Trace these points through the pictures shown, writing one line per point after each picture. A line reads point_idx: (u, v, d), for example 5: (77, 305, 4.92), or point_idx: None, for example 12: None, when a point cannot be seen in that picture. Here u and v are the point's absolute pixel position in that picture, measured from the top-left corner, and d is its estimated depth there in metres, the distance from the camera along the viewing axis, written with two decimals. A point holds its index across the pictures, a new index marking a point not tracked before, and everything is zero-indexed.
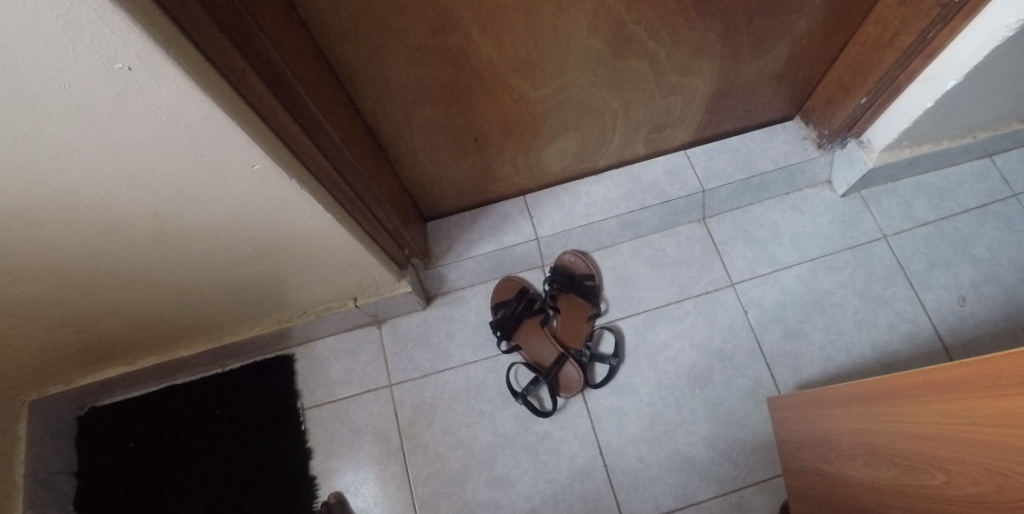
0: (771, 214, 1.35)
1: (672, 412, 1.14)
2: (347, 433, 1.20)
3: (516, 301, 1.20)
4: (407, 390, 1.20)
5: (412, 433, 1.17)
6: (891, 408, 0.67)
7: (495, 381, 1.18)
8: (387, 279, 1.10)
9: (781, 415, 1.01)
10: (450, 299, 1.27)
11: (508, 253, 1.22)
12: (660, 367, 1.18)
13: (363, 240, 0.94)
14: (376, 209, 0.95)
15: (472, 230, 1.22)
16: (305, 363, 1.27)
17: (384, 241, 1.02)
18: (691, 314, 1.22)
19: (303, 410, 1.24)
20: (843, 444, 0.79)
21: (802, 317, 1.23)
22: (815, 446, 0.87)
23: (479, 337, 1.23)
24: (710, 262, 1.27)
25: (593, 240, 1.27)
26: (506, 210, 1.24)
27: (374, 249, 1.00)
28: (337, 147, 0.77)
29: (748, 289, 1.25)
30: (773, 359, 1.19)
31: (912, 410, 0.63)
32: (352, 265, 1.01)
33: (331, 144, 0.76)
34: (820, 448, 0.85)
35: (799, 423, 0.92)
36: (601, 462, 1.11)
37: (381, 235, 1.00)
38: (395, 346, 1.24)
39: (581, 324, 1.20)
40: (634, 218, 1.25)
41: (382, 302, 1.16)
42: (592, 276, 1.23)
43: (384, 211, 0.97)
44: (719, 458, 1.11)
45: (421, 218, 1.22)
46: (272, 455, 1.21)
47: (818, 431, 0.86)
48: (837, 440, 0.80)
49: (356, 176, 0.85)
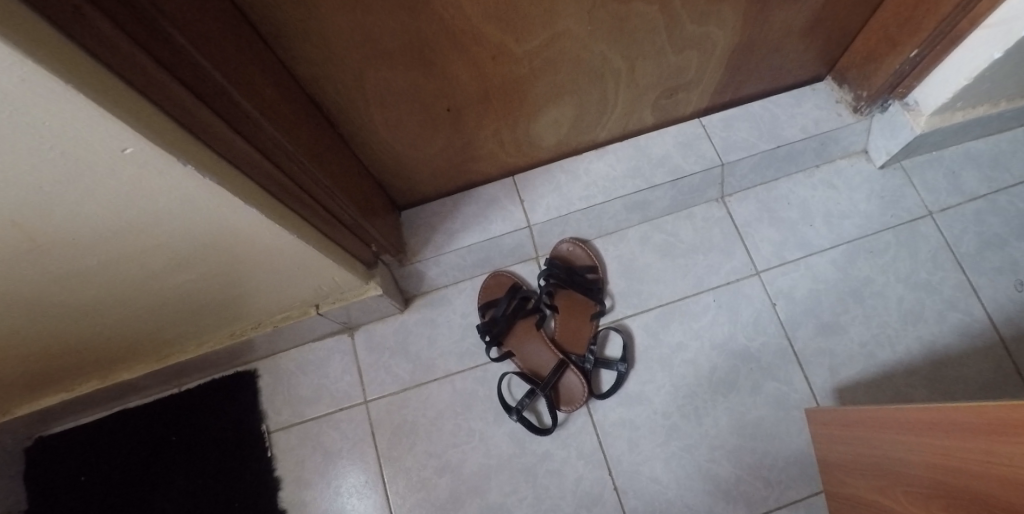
0: (799, 190, 1.17)
1: (691, 424, 0.98)
2: (319, 458, 1.05)
3: (507, 300, 1.04)
4: (385, 407, 1.05)
5: (393, 457, 1.02)
6: (977, 446, 0.51)
7: (485, 394, 1.03)
8: (350, 282, 0.93)
9: (823, 430, 0.84)
10: (432, 300, 1.10)
11: (495, 245, 1.05)
12: (676, 371, 1.01)
13: (308, 236, 0.78)
14: (322, 197, 0.78)
15: (453, 220, 1.05)
16: (271, 378, 1.12)
17: (339, 235, 0.86)
18: (710, 309, 1.05)
19: (270, 433, 1.08)
20: (907, 480, 0.63)
21: (839, 308, 1.07)
22: (870, 475, 0.71)
23: (466, 342, 1.06)
24: (731, 247, 1.10)
25: (595, 226, 1.09)
26: (493, 194, 1.07)
27: (327, 245, 0.84)
28: (256, 119, 0.60)
29: (776, 278, 1.08)
30: (808, 358, 1.02)
31: (1004, 451, 0.47)
32: (306, 268, 0.84)
33: (246, 116, 0.59)
34: (877, 478, 0.69)
35: (849, 445, 0.76)
36: (611, 485, 0.95)
37: (333, 227, 0.84)
38: (371, 357, 1.08)
39: (582, 324, 1.04)
40: (642, 199, 1.07)
41: (350, 308, 1.00)
42: (594, 269, 1.06)
43: (335, 199, 0.81)
44: (748, 476, 0.95)
45: (394, 207, 1.05)
46: (236, 487, 1.06)
47: (874, 458, 0.70)
48: (900, 472, 0.64)
49: (290, 157, 0.69)
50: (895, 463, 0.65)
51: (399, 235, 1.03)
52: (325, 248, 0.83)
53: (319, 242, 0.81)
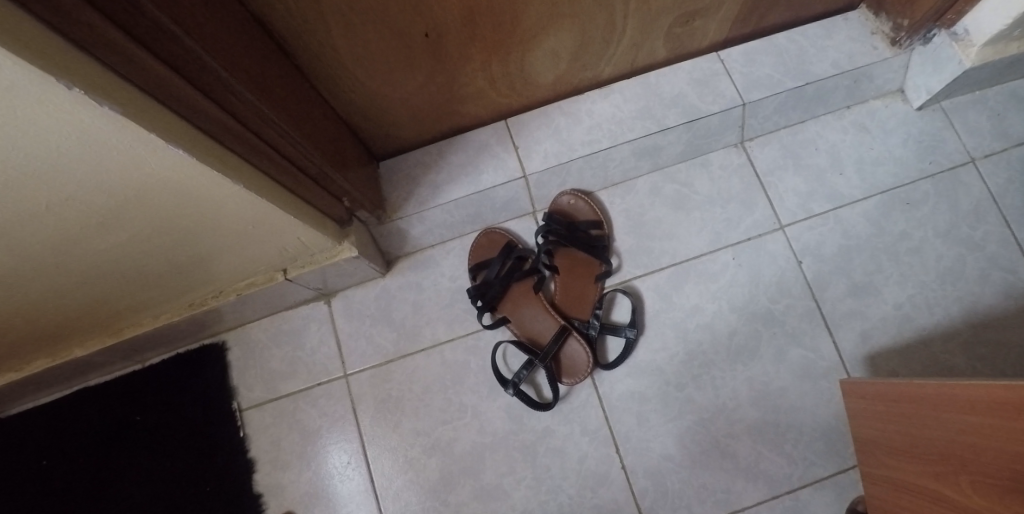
0: (828, 134, 1.04)
1: (707, 395, 0.88)
2: (297, 438, 0.95)
3: (500, 260, 0.92)
4: (367, 381, 0.94)
5: (378, 436, 0.92)
6: None
7: (478, 366, 0.92)
8: (318, 242, 0.81)
9: (861, 404, 0.74)
10: (417, 262, 0.98)
11: (486, 199, 0.93)
12: (690, 337, 0.91)
13: (260, 187, 0.65)
14: (272, 138, 0.64)
15: (438, 171, 0.92)
16: (241, 352, 1.01)
17: (299, 185, 0.73)
18: (729, 268, 0.94)
19: (242, 411, 0.99)
20: (966, 469, 0.53)
21: (871, 266, 0.96)
22: (921, 460, 0.61)
23: (456, 308, 0.95)
24: (752, 199, 0.98)
25: (599, 176, 0.97)
26: (483, 141, 0.94)
27: (284, 198, 0.71)
28: (183, 40, 0.46)
29: (802, 233, 0.96)
30: (836, 322, 0.92)
31: None
32: (262, 226, 0.72)
33: (168, 35, 0.45)
34: (930, 465, 0.59)
35: (896, 423, 0.66)
36: (619, 464, 0.86)
37: (295, 179, 0.71)
38: (351, 326, 0.97)
39: (586, 285, 0.92)
40: (653, 144, 0.94)
41: (322, 272, 0.88)
42: (599, 224, 0.94)
43: (293, 144, 0.68)
44: (769, 451, 0.86)
45: (368, 155, 0.92)
46: (208, 470, 0.97)
47: (926, 440, 0.60)
48: (961, 455, 0.54)
49: (232, 91, 0.55)
50: (959, 442, 0.54)
51: (377, 188, 0.91)
52: (281, 202, 0.70)
53: (272, 194, 0.68)
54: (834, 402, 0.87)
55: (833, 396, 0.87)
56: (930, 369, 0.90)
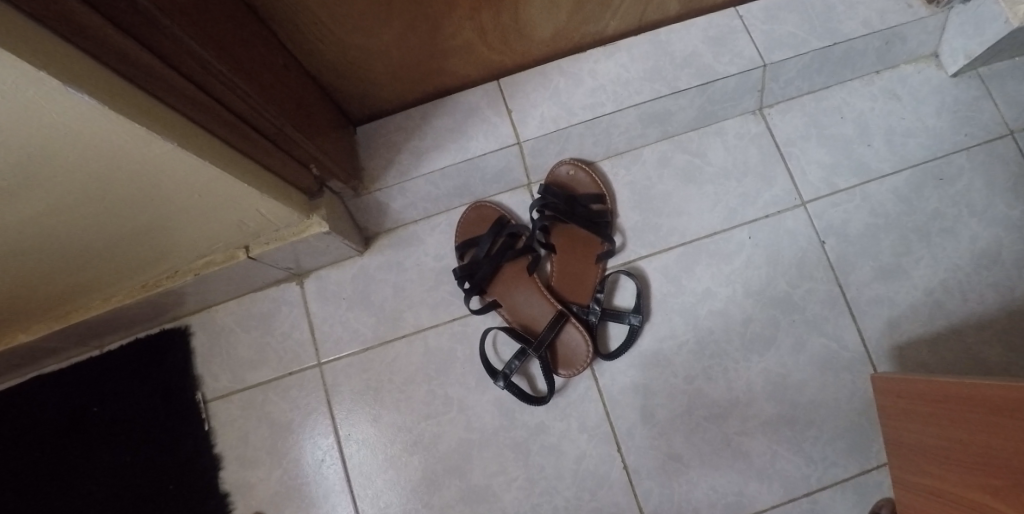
0: (856, 101, 0.93)
1: (718, 389, 0.80)
2: (267, 432, 0.87)
3: (490, 237, 0.83)
4: (342, 371, 0.86)
5: (355, 430, 0.84)
6: None
7: (465, 355, 0.83)
8: (282, 216, 0.71)
9: (899, 403, 0.66)
10: (399, 239, 0.89)
11: (475, 169, 0.83)
12: (701, 324, 0.82)
13: (203, 149, 0.55)
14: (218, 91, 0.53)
15: (422, 137, 0.82)
16: (207, 337, 0.92)
17: (255, 149, 0.62)
18: (745, 248, 0.85)
19: (208, 402, 0.90)
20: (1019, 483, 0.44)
21: (900, 248, 0.86)
22: (966, 471, 0.52)
23: (441, 291, 0.86)
24: (771, 172, 0.88)
25: (601, 145, 0.87)
26: (472, 104, 0.83)
27: (235, 163, 0.60)
28: None
29: (825, 211, 0.86)
30: (861, 308, 0.83)
31: None
32: (211, 196, 0.62)
33: None
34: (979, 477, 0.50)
35: (943, 427, 0.57)
36: (620, 464, 0.78)
37: (250, 141, 0.61)
38: (326, 309, 0.88)
39: (586, 266, 0.83)
40: (662, 109, 0.84)
41: (290, 250, 0.78)
42: (601, 199, 0.84)
43: (246, 100, 0.57)
44: (786, 451, 0.78)
45: (342, 117, 0.81)
46: (170, 467, 0.88)
47: (976, 448, 0.51)
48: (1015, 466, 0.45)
49: (162, 30, 0.44)
50: (1008, 453, 0.46)
51: (352, 155, 0.80)
52: (231, 167, 0.59)
53: (219, 157, 0.57)
54: (857, 397, 0.79)
55: (856, 390, 0.79)
56: (964, 364, 0.80)
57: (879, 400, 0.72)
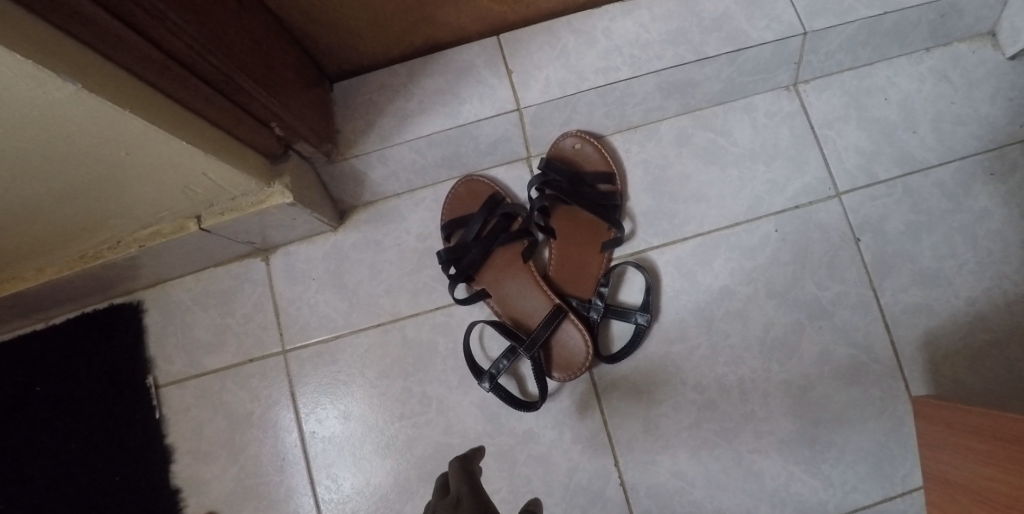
0: (901, 81, 0.80)
1: (729, 401, 0.71)
2: (224, 424, 0.78)
3: (482, 217, 0.72)
4: (309, 360, 0.76)
5: (322, 427, 0.75)
6: None
7: (448, 349, 0.74)
8: (236, 182, 0.60)
9: (948, 433, 0.57)
10: (378, 215, 0.78)
11: (467, 137, 0.71)
12: (715, 327, 0.73)
13: (127, 98, 0.43)
14: (143, 24, 0.41)
15: (407, 98, 0.70)
16: (161, 315, 0.82)
17: (199, 101, 0.50)
18: (770, 242, 0.75)
19: (159, 387, 0.80)
20: None
21: (943, 250, 0.75)
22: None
23: (423, 276, 0.76)
24: (803, 157, 0.77)
25: (613, 116, 0.75)
26: (467, 61, 0.71)
27: (171, 117, 0.48)
28: None
29: (862, 204, 0.76)
30: (895, 317, 0.73)
31: None
32: (143, 156, 0.50)
33: None
34: None
35: (991, 471, 0.48)
36: (617, 479, 0.69)
37: (191, 91, 0.49)
38: (292, 290, 0.78)
39: (590, 256, 0.73)
40: (685, 78, 0.71)
41: (248, 222, 0.67)
42: (610, 179, 0.74)
43: (185, 38, 0.45)
44: (802, 472, 0.69)
45: (316, 70, 0.69)
46: (116, 457, 0.79)
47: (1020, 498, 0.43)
48: None
49: None
50: None
51: (325, 115, 0.69)
52: (166, 122, 0.47)
53: (149, 109, 0.45)
54: (884, 415, 0.70)
55: (884, 408, 0.71)
56: (1011, 387, 0.70)
57: (923, 424, 0.63)
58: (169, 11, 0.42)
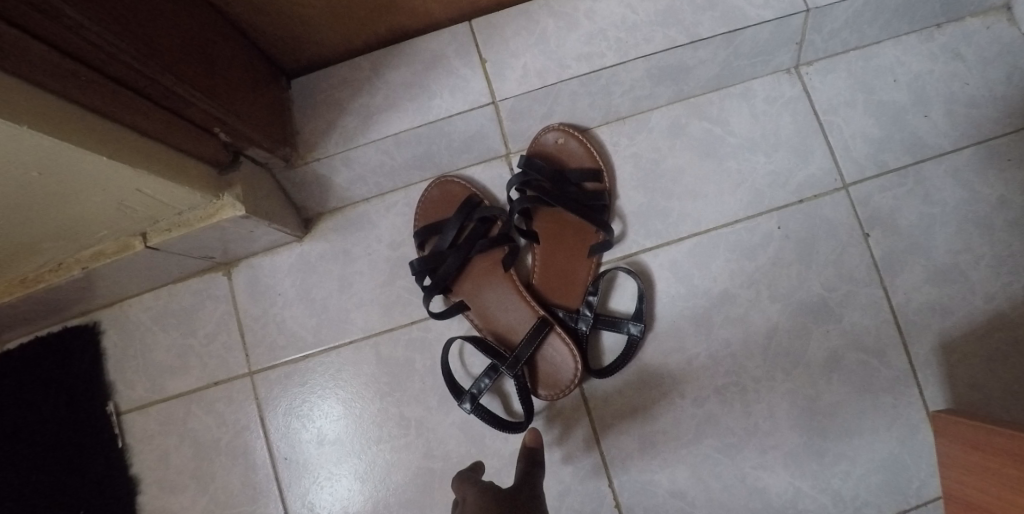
0: (911, 60, 0.73)
1: (731, 414, 0.66)
2: (191, 452, 0.72)
3: (457, 224, 0.66)
4: (278, 381, 0.71)
5: (295, 452, 0.70)
6: None
7: (426, 367, 0.69)
8: (178, 196, 0.53)
9: (975, 455, 0.52)
10: (347, 222, 0.72)
11: (439, 135, 0.65)
12: (715, 335, 0.67)
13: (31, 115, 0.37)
14: (38, 26, 0.34)
15: (371, 94, 0.64)
16: (120, 336, 0.76)
17: (123, 110, 0.44)
18: (772, 241, 0.69)
19: (121, 415, 0.75)
20: None
21: (959, 244, 0.69)
22: None
23: (398, 288, 0.71)
24: (806, 146, 0.71)
25: (599, 107, 0.69)
26: (437, 51, 0.64)
27: (86, 130, 0.42)
28: None
29: (871, 196, 0.70)
30: (908, 318, 0.68)
31: None
32: (61, 175, 0.44)
33: None
34: None
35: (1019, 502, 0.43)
36: (612, 501, 0.65)
37: (111, 99, 0.43)
38: (257, 306, 0.72)
39: (577, 261, 0.67)
40: (677, 62, 0.64)
41: (200, 237, 0.61)
42: (597, 176, 0.68)
43: (100, 42, 0.39)
44: (811, 489, 0.64)
45: (269, 65, 0.62)
46: (77, 491, 0.73)
47: None
48: None
49: None
50: None
51: (280, 115, 0.62)
52: (76, 135, 0.41)
53: (60, 124, 0.39)
54: (898, 425, 0.65)
55: (897, 417, 0.66)
56: None
57: (942, 442, 0.58)
58: (76, 14, 0.35)
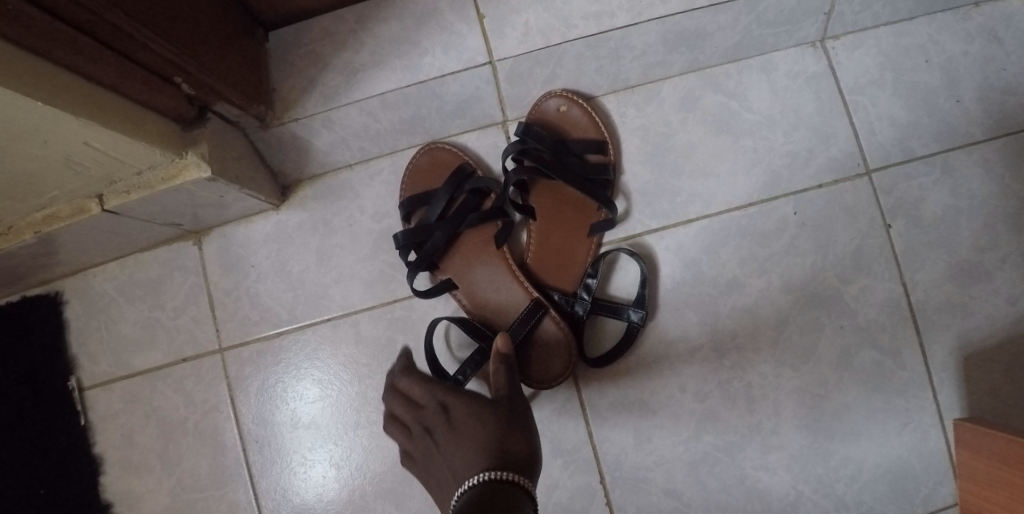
0: (946, 41, 0.67)
1: (733, 411, 0.62)
2: (157, 432, 0.68)
3: (446, 195, 0.61)
4: (251, 360, 0.66)
5: (266, 435, 0.66)
6: None
7: (409, 349, 0.64)
8: (134, 152, 0.48)
9: (1003, 469, 0.47)
10: (328, 190, 0.67)
11: (431, 96, 0.59)
12: (721, 326, 0.63)
13: None
14: None
15: (356, 48, 0.58)
16: (83, 307, 0.70)
17: (69, 52, 0.38)
18: (787, 228, 0.64)
19: (84, 391, 0.70)
20: None
21: (985, 241, 0.64)
22: None
23: (381, 262, 0.66)
24: (828, 128, 0.66)
25: (606, 74, 0.63)
26: (430, 3, 0.58)
27: (25, 73, 0.36)
28: None
29: (894, 184, 0.65)
30: (927, 317, 0.63)
31: None
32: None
33: None
34: None
35: None
36: (603, 499, 0.61)
37: (54, 38, 0.37)
38: (231, 279, 0.67)
39: (576, 239, 0.63)
40: (694, 27, 0.58)
41: (165, 201, 0.56)
42: (602, 148, 0.63)
43: None
44: (815, 493, 0.61)
45: (243, 13, 0.56)
46: (37, 469, 0.67)
47: None
48: None
49: None
50: None
51: (255, 69, 0.56)
52: (2, 73, 0.34)
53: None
54: (910, 429, 0.61)
55: (909, 420, 0.62)
56: None
57: (967, 454, 0.53)
58: None
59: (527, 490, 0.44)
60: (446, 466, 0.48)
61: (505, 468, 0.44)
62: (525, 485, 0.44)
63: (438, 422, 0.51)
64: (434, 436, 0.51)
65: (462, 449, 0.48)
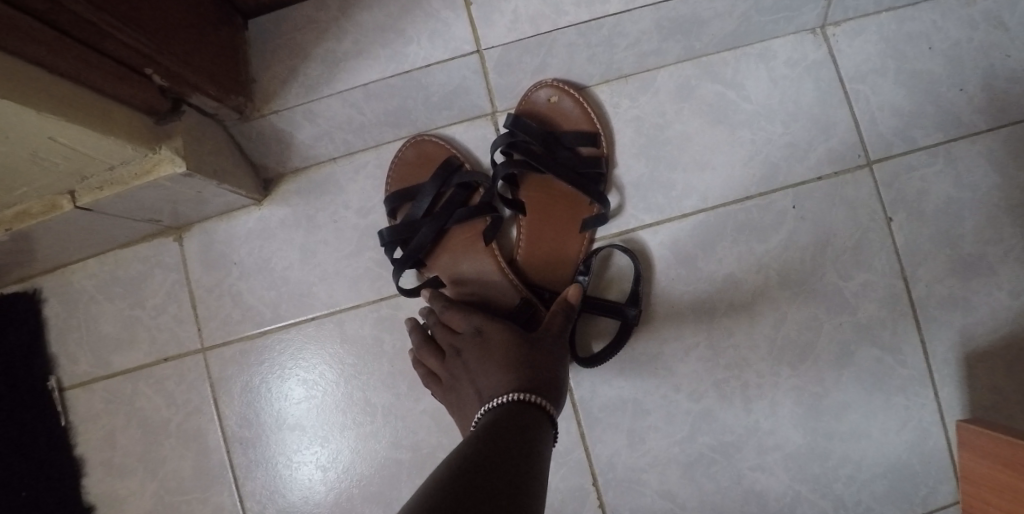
0: (952, 26, 0.64)
1: (728, 411, 0.60)
2: (140, 433, 0.66)
3: (432, 190, 0.59)
4: (234, 359, 0.65)
5: (250, 437, 0.64)
6: None
7: (397, 348, 0.63)
8: (104, 147, 0.46)
9: (1005, 474, 0.46)
10: (312, 184, 0.65)
11: (416, 87, 0.57)
12: (716, 323, 0.61)
13: None
14: None
15: (338, 37, 0.56)
16: (61, 306, 0.68)
17: (26, 43, 0.35)
18: (785, 221, 0.62)
19: (64, 391, 0.68)
20: None
21: (988, 234, 0.62)
22: None
23: (368, 259, 0.64)
24: (828, 118, 0.64)
25: (598, 63, 0.60)
26: None
27: None
28: None
29: (896, 176, 0.63)
30: (929, 313, 0.61)
31: None
32: None
33: None
34: None
35: None
36: (595, 501, 0.60)
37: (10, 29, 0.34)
38: (213, 276, 0.65)
39: (568, 236, 0.61)
40: (689, 13, 0.56)
41: (140, 197, 0.54)
42: (594, 141, 0.61)
43: None
44: (812, 493, 0.59)
45: (220, 0, 0.53)
46: (17, 472, 0.66)
47: None
48: None
49: None
50: None
51: (232, 59, 0.54)
52: None
53: None
54: (909, 427, 0.60)
55: (909, 419, 0.60)
56: None
57: (968, 457, 0.51)
58: None
59: (547, 414, 0.43)
60: (472, 385, 0.47)
61: (532, 392, 0.43)
62: (547, 410, 0.43)
63: (472, 345, 0.49)
64: (465, 358, 0.49)
65: (494, 369, 0.46)
